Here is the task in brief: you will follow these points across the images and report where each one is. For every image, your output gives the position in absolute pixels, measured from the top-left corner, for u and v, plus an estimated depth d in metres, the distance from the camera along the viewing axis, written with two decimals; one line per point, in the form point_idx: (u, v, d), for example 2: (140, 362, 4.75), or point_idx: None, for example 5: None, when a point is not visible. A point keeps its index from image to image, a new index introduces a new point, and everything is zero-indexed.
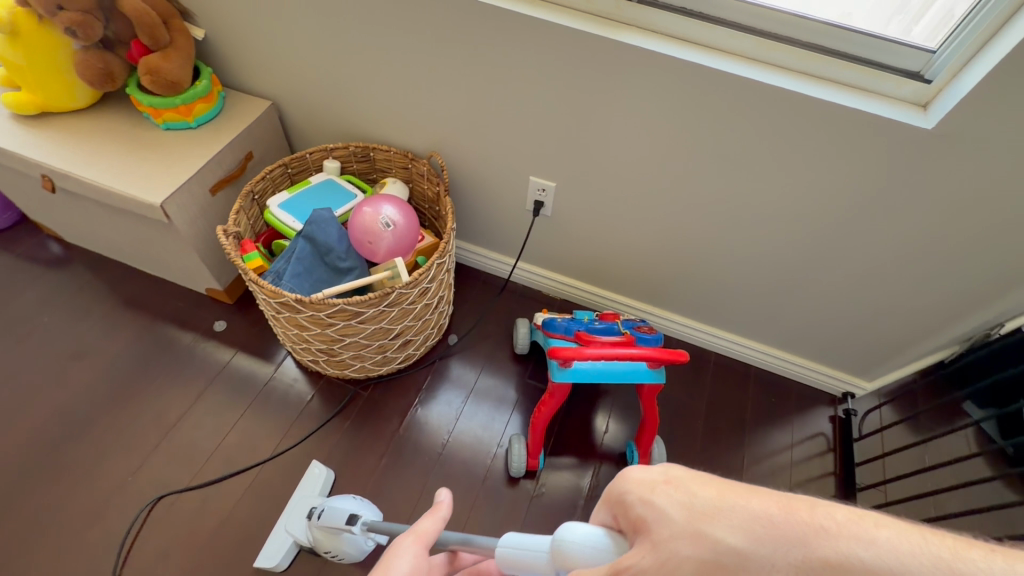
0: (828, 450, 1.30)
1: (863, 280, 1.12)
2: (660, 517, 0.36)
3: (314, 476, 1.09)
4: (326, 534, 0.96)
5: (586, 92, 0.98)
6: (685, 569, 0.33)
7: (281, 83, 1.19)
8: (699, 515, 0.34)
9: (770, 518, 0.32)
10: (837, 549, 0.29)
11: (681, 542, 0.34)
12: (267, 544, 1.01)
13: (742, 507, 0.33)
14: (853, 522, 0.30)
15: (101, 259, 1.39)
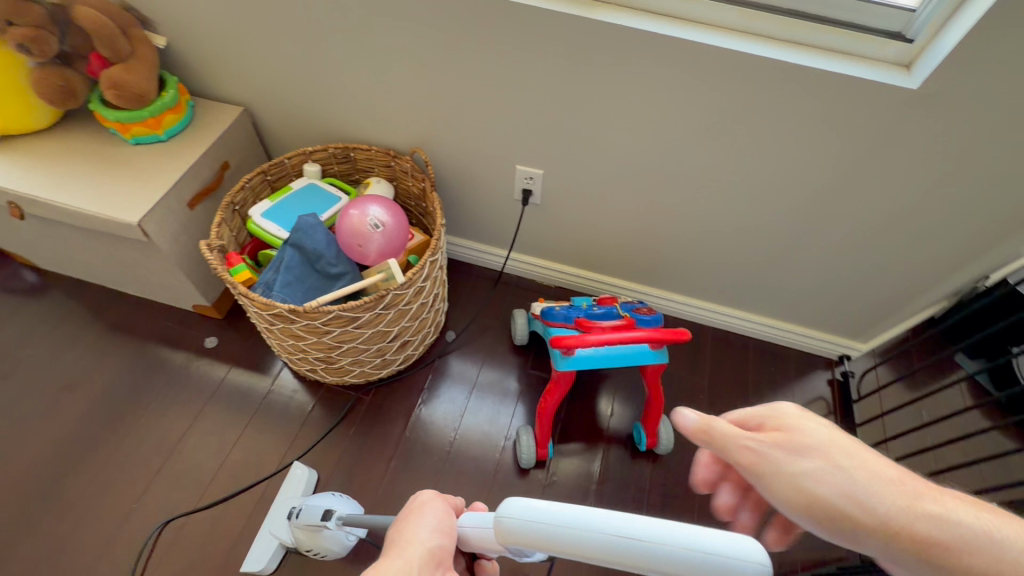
0: (830, 414, 1.32)
1: (855, 244, 1.12)
2: (801, 442, 0.45)
3: (296, 476, 1.09)
4: (308, 532, 0.96)
5: (569, 75, 0.96)
6: (792, 484, 0.44)
7: (252, 87, 1.15)
8: (841, 452, 0.43)
9: (902, 483, 0.42)
10: (925, 504, 0.41)
11: (816, 463, 0.44)
12: (252, 549, 1.01)
13: (881, 473, 0.42)
14: (906, 487, 0.42)
15: (79, 284, 1.35)
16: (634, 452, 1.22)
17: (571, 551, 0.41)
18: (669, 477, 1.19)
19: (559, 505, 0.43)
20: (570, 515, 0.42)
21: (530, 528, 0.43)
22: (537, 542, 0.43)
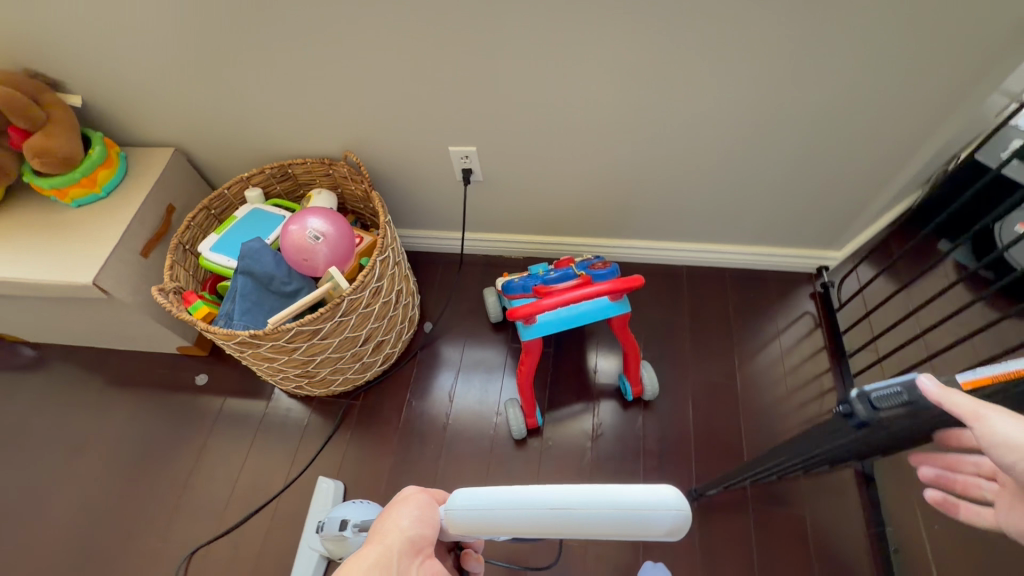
0: (815, 327, 1.31)
1: (802, 154, 1.10)
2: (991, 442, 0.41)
3: (323, 490, 1.12)
4: (336, 543, 0.99)
5: (471, 45, 0.94)
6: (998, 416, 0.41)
7: (176, 126, 1.16)
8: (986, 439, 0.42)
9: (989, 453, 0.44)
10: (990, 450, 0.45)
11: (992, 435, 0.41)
12: (297, 564, 1.06)
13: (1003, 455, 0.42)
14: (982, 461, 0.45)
15: (67, 349, 1.38)
16: (624, 402, 1.23)
17: (518, 528, 0.47)
18: (663, 419, 1.21)
19: (498, 490, 0.48)
20: (506, 495, 0.47)
21: (472, 514, 0.48)
22: (483, 525, 0.48)
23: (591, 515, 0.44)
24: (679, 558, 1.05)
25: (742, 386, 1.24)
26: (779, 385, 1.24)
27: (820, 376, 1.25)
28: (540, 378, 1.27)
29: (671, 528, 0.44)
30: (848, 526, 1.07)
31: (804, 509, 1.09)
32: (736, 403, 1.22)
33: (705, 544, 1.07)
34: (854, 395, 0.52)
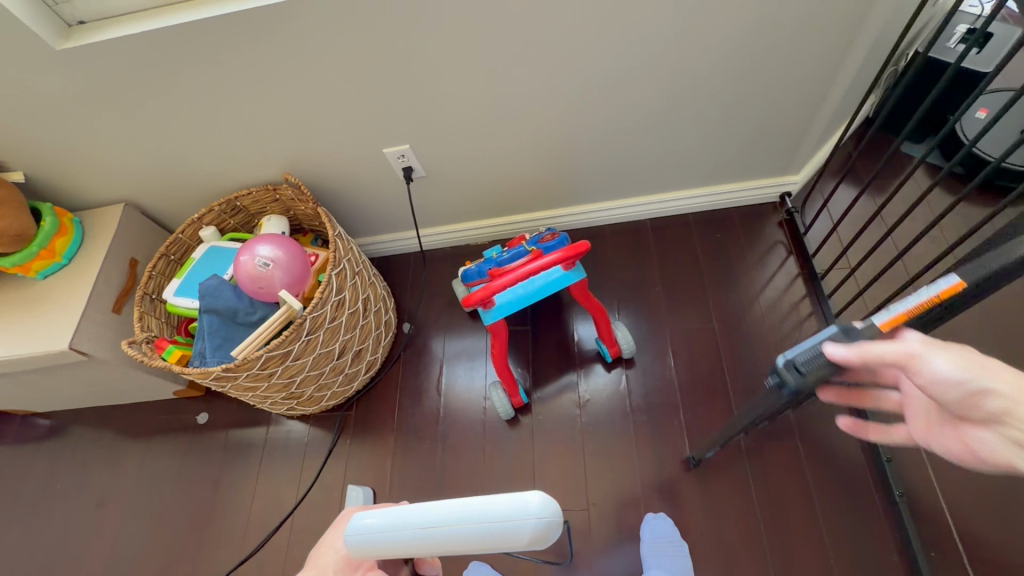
0: (787, 256, 1.31)
1: (735, 87, 1.06)
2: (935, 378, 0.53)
3: (352, 496, 1.17)
4: None
5: (371, 48, 0.92)
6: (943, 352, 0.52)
7: (118, 183, 1.17)
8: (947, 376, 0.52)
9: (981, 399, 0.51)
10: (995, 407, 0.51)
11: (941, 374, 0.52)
12: None
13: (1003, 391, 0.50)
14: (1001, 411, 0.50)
15: (73, 413, 1.43)
16: (607, 365, 1.25)
17: (407, 550, 0.57)
18: (647, 375, 1.22)
19: (390, 516, 0.58)
20: (397, 520, 0.57)
21: (368, 538, 0.58)
22: (379, 550, 0.58)
23: (469, 528, 0.54)
24: (679, 505, 1.08)
25: (720, 327, 1.24)
26: (757, 319, 1.24)
27: (797, 302, 1.25)
28: (522, 357, 1.29)
29: (536, 535, 0.54)
30: (840, 444, 1.08)
31: (795, 437, 1.10)
32: (717, 346, 1.23)
33: (703, 487, 1.09)
34: (783, 366, 0.65)
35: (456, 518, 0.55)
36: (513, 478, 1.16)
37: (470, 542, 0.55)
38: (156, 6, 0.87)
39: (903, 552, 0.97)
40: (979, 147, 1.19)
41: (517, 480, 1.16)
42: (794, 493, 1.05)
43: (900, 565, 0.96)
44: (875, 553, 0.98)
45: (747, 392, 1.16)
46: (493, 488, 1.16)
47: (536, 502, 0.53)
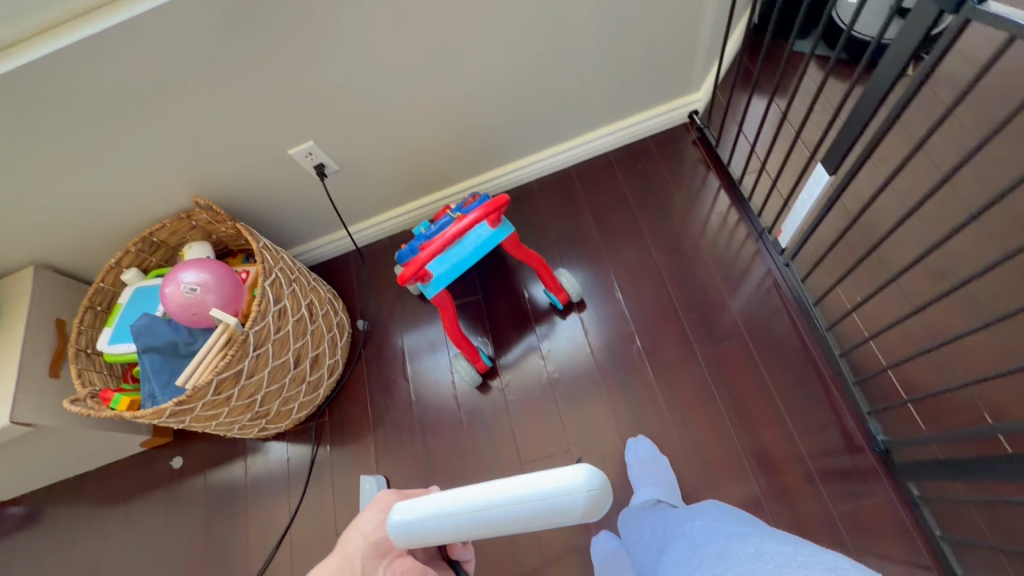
0: (707, 171, 1.36)
1: (615, 19, 1.09)
2: None
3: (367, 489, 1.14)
4: None
5: (243, 51, 0.90)
6: None
7: (20, 245, 1.12)
8: None
9: None
10: None
11: None
12: None
13: None
14: None
15: (43, 490, 1.38)
16: (561, 312, 1.28)
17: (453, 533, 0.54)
18: (599, 313, 1.26)
19: (441, 502, 0.54)
20: (450, 504, 0.53)
21: (411, 532, 0.55)
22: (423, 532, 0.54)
23: (516, 507, 0.51)
24: (652, 423, 1.12)
25: (659, 253, 1.29)
26: (692, 236, 1.29)
27: (725, 213, 1.30)
28: (480, 323, 1.32)
29: (588, 508, 0.50)
30: (784, 332, 1.14)
31: (744, 336, 1.16)
32: (658, 272, 1.27)
33: (669, 403, 1.14)
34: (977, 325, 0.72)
35: (498, 500, 0.52)
36: (497, 440, 1.19)
37: (519, 523, 0.51)
38: None
39: (853, 413, 1.04)
40: (863, 32, 1.26)
41: (501, 440, 1.18)
42: (751, 387, 1.11)
43: (852, 425, 1.03)
44: (830, 420, 1.04)
45: (693, 307, 1.21)
46: (479, 454, 1.19)
47: (579, 474, 0.50)
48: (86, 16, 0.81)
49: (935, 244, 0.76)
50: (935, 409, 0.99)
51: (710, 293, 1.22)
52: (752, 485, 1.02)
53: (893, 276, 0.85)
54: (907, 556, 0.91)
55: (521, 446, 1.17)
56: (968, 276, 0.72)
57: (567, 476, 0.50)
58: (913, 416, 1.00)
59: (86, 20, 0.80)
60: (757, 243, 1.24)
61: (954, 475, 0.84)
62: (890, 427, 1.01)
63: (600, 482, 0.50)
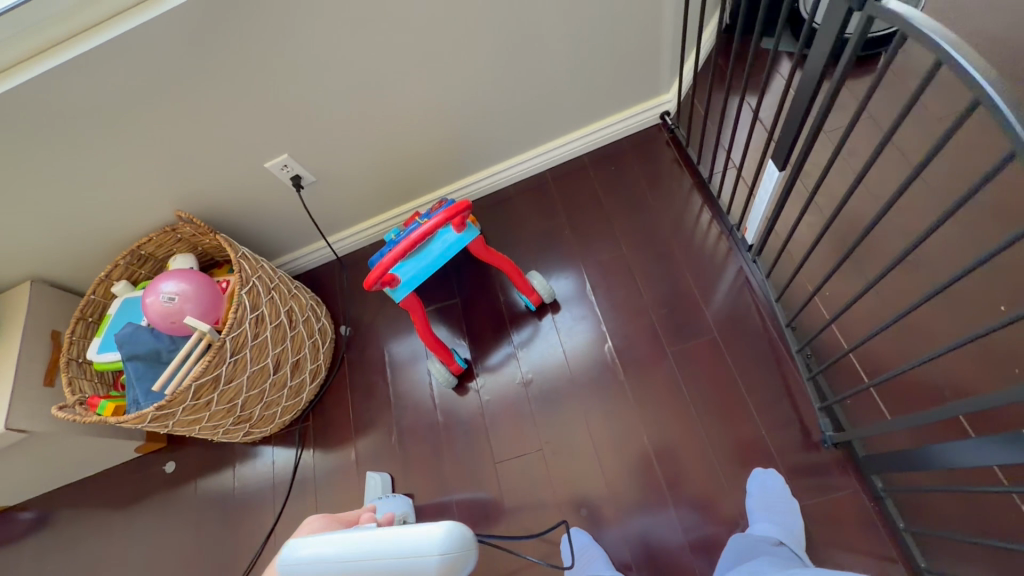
0: (681, 170, 1.37)
1: (573, 24, 1.11)
2: None
3: (371, 484, 1.19)
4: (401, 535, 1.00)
5: (211, 71, 0.95)
6: None
7: (15, 260, 1.18)
8: None
9: None
10: None
11: None
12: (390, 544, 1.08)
13: None
14: None
15: (44, 497, 1.44)
16: (536, 313, 1.30)
17: None
18: (572, 313, 1.27)
19: (323, 545, 0.64)
20: (331, 548, 0.64)
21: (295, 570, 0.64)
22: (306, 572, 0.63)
23: (383, 561, 0.62)
24: (624, 422, 1.13)
25: (630, 252, 1.30)
26: (664, 235, 1.30)
27: (696, 211, 1.31)
28: (458, 327, 1.34)
29: (442, 566, 0.61)
30: (754, 327, 1.15)
31: (713, 331, 1.17)
32: (630, 271, 1.28)
33: (639, 399, 1.14)
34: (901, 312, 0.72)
35: (368, 549, 0.62)
36: (472, 440, 1.20)
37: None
38: None
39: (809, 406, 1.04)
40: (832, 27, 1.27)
41: (476, 441, 1.20)
42: (720, 382, 1.11)
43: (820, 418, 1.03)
44: (799, 413, 1.04)
45: (664, 304, 1.22)
46: (454, 454, 1.20)
47: (442, 533, 0.62)
48: (64, 43, 0.86)
49: (863, 232, 0.75)
50: (898, 395, 1.00)
51: (680, 291, 1.23)
52: (720, 481, 1.03)
53: (833, 268, 0.84)
54: (873, 545, 0.91)
55: (495, 446, 1.18)
56: (882, 271, 0.73)
57: (434, 530, 0.62)
58: (876, 403, 1.00)
59: (61, 49, 0.86)
60: (728, 240, 1.25)
61: (909, 466, 0.83)
62: (852, 414, 1.01)
63: (461, 534, 0.63)
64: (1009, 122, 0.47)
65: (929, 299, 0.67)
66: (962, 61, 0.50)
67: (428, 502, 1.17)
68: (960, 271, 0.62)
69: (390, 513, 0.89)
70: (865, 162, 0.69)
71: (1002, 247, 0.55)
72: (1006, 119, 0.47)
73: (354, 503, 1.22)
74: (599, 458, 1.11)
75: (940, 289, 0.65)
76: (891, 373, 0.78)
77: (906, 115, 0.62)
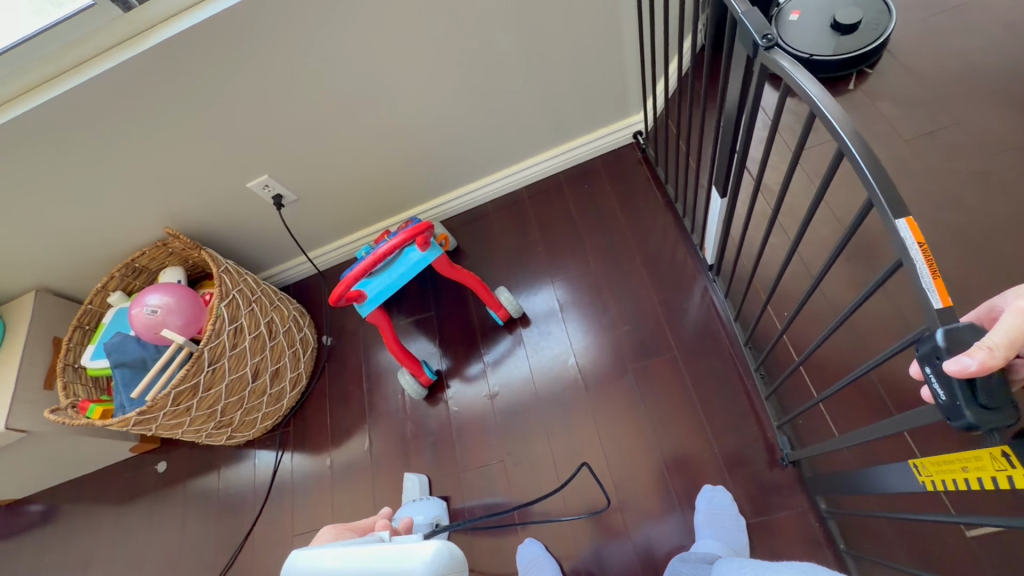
0: (652, 188, 1.40)
1: (537, 53, 1.15)
2: None
3: (411, 487, 1.18)
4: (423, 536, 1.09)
5: (190, 104, 1.02)
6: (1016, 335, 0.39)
7: (20, 272, 1.28)
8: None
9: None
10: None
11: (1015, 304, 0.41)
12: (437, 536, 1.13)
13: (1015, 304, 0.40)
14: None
15: (46, 492, 1.54)
16: (506, 326, 1.35)
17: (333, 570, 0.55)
18: (539, 327, 1.31)
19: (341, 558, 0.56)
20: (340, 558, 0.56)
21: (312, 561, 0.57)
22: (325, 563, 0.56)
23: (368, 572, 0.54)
24: (584, 437, 1.16)
25: (598, 269, 1.33)
26: (631, 252, 1.33)
27: (662, 230, 1.34)
28: (431, 338, 1.40)
29: None
30: (714, 347, 1.17)
31: (673, 350, 1.19)
32: (597, 287, 1.31)
33: (598, 414, 1.18)
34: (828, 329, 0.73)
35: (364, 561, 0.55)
36: (439, 450, 1.25)
37: None
38: None
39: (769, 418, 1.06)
40: (801, 49, 1.28)
41: (442, 450, 1.25)
42: (676, 399, 1.14)
43: (772, 439, 1.04)
44: (751, 434, 1.06)
45: (628, 321, 1.25)
46: (423, 463, 1.25)
47: (430, 554, 0.52)
48: (53, 79, 0.93)
49: (790, 252, 0.76)
50: (847, 414, 1.00)
51: (643, 307, 1.26)
52: (670, 496, 1.06)
53: (774, 284, 0.85)
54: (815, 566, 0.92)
55: (460, 457, 1.23)
56: (805, 297, 0.76)
57: (434, 549, 0.53)
58: (826, 421, 1.01)
59: (50, 84, 0.93)
60: (693, 259, 1.28)
61: (836, 490, 0.85)
62: (802, 433, 1.02)
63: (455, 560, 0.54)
64: (867, 178, 0.50)
65: (849, 317, 0.67)
66: (830, 117, 0.53)
67: (394, 510, 1.22)
68: (860, 296, 0.63)
69: (402, 520, 0.87)
70: (784, 183, 0.71)
71: (884, 276, 0.57)
72: (865, 173, 0.50)
73: (326, 508, 1.27)
74: (557, 470, 1.15)
75: (851, 311, 0.67)
76: (821, 397, 0.80)
77: (801, 149, 0.64)
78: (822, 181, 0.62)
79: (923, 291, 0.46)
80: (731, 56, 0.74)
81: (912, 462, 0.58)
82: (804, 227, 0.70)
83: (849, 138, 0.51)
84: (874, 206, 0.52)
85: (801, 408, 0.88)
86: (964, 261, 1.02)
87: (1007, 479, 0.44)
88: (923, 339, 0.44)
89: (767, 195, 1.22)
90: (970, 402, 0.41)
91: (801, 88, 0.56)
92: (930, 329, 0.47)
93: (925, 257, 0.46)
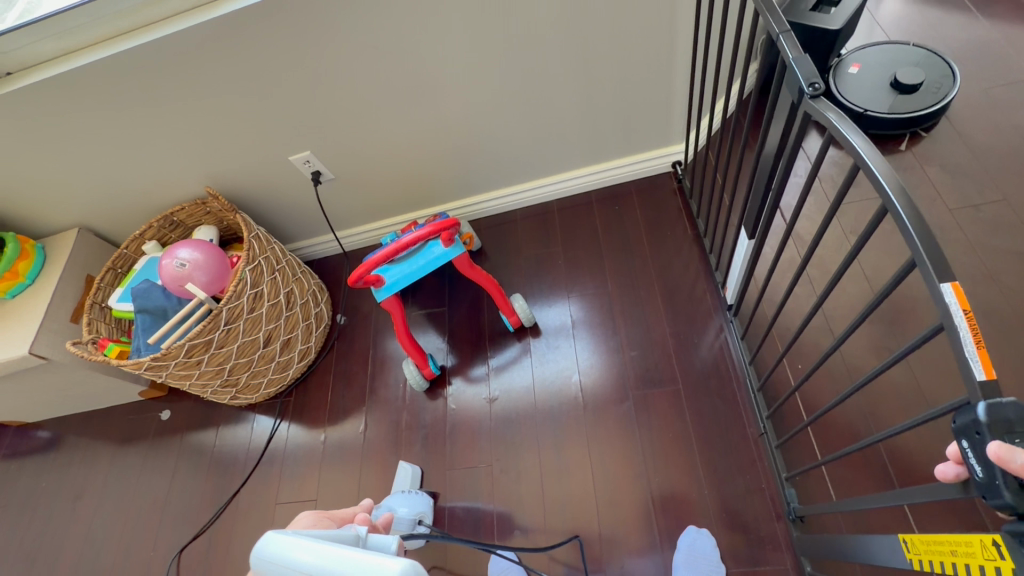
0: (683, 220, 1.39)
1: (589, 70, 1.17)
2: None
3: (401, 476, 1.19)
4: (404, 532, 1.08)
5: (249, 74, 1.06)
6: None
7: (69, 209, 1.35)
8: None
9: None
10: None
11: None
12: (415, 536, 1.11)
13: None
14: None
15: (55, 420, 1.60)
16: (516, 333, 1.35)
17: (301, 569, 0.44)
18: (548, 340, 1.31)
19: (315, 557, 0.44)
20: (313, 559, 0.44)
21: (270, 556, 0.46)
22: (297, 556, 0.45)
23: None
24: (575, 457, 1.15)
25: (615, 292, 1.33)
26: (650, 280, 1.32)
27: (687, 263, 1.33)
28: (440, 333, 1.41)
29: None
30: (720, 387, 1.15)
31: (678, 383, 1.18)
32: (611, 309, 1.31)
33: (592, 435, 1.17)
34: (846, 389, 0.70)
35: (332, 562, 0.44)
36: (430, 445, 1.26)
37: None
38: (59, 53, 1.00)
39: (767, 467, 1.04)
40: (855, 103, 1.26)
41: (433, 446, 1.25)
42: (674, 434, 1.12)
43: (767, 491, 1.02)
44: (745, 481, 1.04)
45: (637, 348, 1.24)
46: (412, 455, 1.26)
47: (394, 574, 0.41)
48: (127, 33, 0.98)
49: (815, 305, 0.74)
50: (847, 478, 0.97)
51: (654, 337, 1.25)
52: (651, 532, 1.04)
53: (793, 334, 0.83)
54: None
55: (449, 454, 1.24)
56: (829, 350, 0.74)
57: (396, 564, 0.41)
58: (825, 483, 0.98)
59: (123, 37, 0.98)
60: (713, 297, 1.26)
61: (822, 553, 0.83)
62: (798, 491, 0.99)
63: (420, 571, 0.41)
64: (911, 235, 0.49)
65: (869, 381, 0.65)
66: (875, 169, 0.52)
67: (377, 496, 1.23)
68: (884, 362, 0.62)
69: (381, 515, 0.75)
70: (814, 234, 0.70)
71: (915, 342, 0.55)
72: (908, 231, 0.49)
73: (313, 482, 1.29)
74: (543, 485, 1.14)
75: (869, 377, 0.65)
76: (825, 458, 0.77)
77: (840, 201, 0.63)
78: (860, 236, 0.61)
79: (965, 361, 0.44)
80: (778, 102, 0.74)
81: (901, 538, 0.57)
82: (831, 282, 0.68)
83: (894, 195, 0.50)
84: (916, 267, 0.51)
85: (804, 465, 0.85)
86: (993, 341, 0.98)
87: (995, 569, 0.43)
88: (963, 411, 0.43)
89: (798, 244, 1.20)
90: (1006, 484, 0.39)
91: (848, 139, 0.56)
92: (970, 398, 0.45)
93: (971, 327, 0.44)
